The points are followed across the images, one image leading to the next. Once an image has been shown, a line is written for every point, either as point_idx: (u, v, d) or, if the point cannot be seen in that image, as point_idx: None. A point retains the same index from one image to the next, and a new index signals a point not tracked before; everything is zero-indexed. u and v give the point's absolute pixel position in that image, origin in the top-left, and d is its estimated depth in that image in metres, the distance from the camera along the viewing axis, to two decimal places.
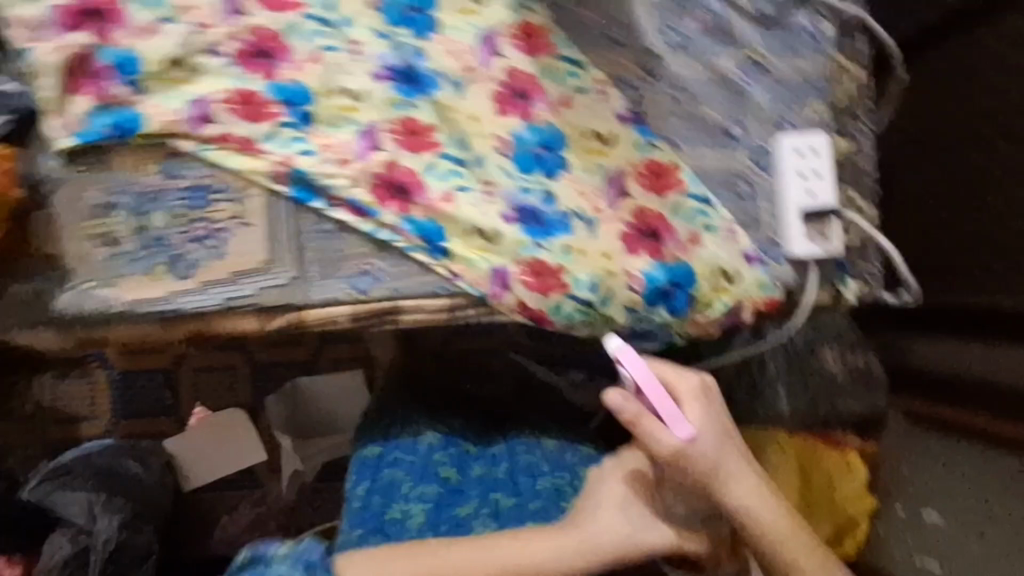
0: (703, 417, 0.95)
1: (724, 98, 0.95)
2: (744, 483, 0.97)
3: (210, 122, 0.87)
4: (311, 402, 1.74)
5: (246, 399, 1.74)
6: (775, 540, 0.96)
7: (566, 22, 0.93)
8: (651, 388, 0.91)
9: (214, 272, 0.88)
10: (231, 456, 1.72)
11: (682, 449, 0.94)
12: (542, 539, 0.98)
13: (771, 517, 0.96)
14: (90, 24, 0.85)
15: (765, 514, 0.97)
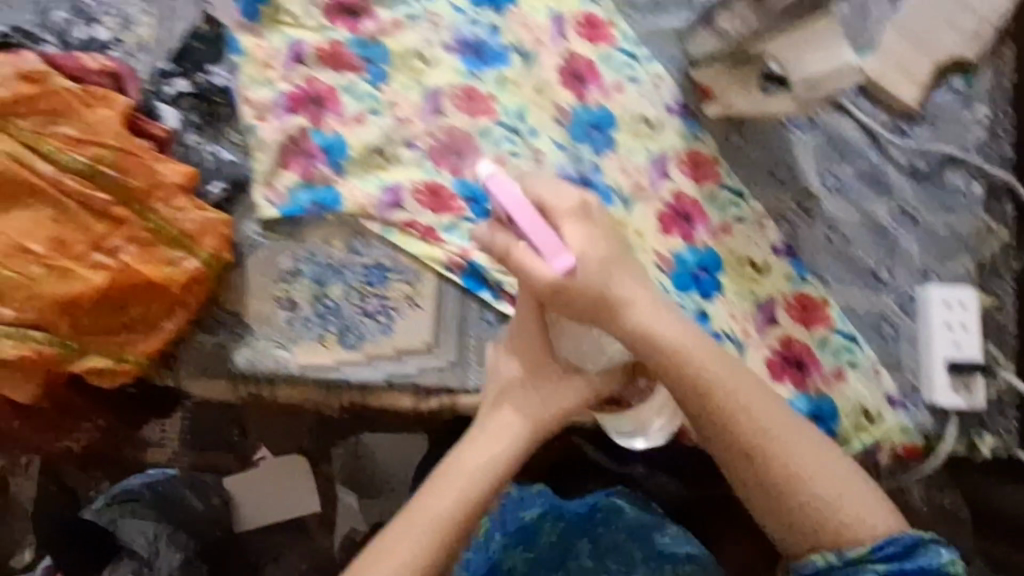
0: (634, 289, 0.77)
1: (874, 243, 0.99)
2: (667, 330, 0.77)
3: (399, 208, 0.94)
4: (374, 461, 1.26)
5: (309, 446, 1.25)
6: (771, 430, 0.77)
7: (732, 155, 0.99)
8: (523, 214, 0.72)
9: (382, 347, 0.92)
10: (291, 504, 1.25)
11: (560, 285, 0.73)
12: (452, 466, 0.78)
13: (725, 387, 0.77)
14: (308, 109, 0.93)
15: (698, 359, 0.77)
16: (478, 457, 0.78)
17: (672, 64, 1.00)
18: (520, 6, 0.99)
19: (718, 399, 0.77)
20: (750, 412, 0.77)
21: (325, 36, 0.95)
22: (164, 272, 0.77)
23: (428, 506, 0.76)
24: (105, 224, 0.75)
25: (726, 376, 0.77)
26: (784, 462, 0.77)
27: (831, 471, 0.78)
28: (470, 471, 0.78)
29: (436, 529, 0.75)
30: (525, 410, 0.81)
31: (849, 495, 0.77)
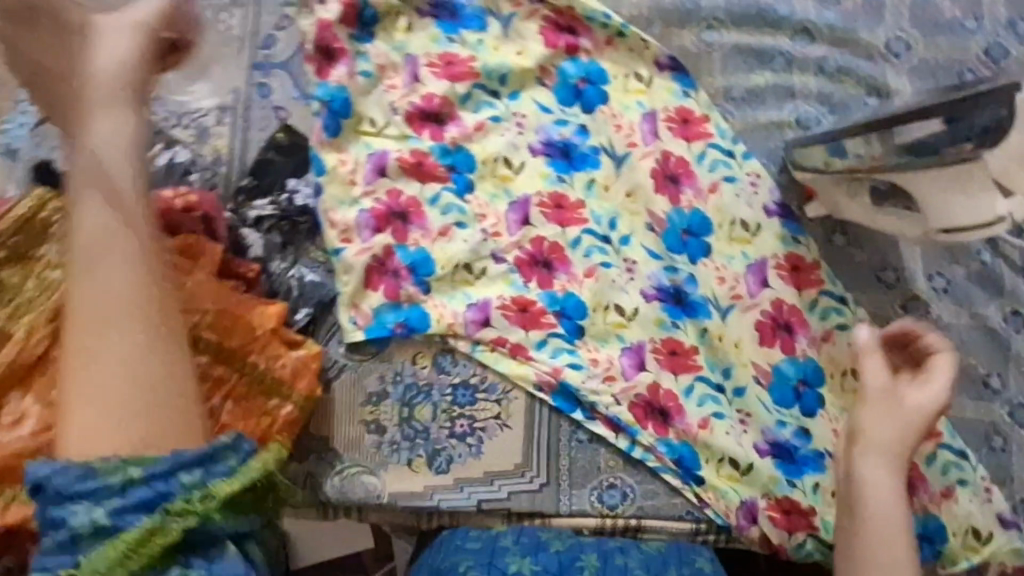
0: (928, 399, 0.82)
1: (988, 349, 0.92)
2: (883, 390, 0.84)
3: (487, 326, 0.90)
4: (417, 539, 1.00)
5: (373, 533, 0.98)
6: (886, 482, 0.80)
7: (834, 259, 0.93)
8: None
9: (472, 470, 0.90)
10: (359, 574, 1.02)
11: None
12: (111, 245, 0.69)
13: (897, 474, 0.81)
14: (393, 225, 0.90)
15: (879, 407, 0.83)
16: (124, 234, 0.69)
17: (770, 161, 0.94)
18: (609, 103, 0.94)
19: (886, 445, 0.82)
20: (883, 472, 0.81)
21: (409, 145, 0.91)
22: (260, 424, 0.76)
23: (82, 287, 0.67)
24: (207, 386, 0.75)
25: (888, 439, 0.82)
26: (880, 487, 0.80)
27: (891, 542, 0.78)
28: (101, 241, 0.69)
29: (116, 307, 0.67)
30: (95, 163, 0.70)
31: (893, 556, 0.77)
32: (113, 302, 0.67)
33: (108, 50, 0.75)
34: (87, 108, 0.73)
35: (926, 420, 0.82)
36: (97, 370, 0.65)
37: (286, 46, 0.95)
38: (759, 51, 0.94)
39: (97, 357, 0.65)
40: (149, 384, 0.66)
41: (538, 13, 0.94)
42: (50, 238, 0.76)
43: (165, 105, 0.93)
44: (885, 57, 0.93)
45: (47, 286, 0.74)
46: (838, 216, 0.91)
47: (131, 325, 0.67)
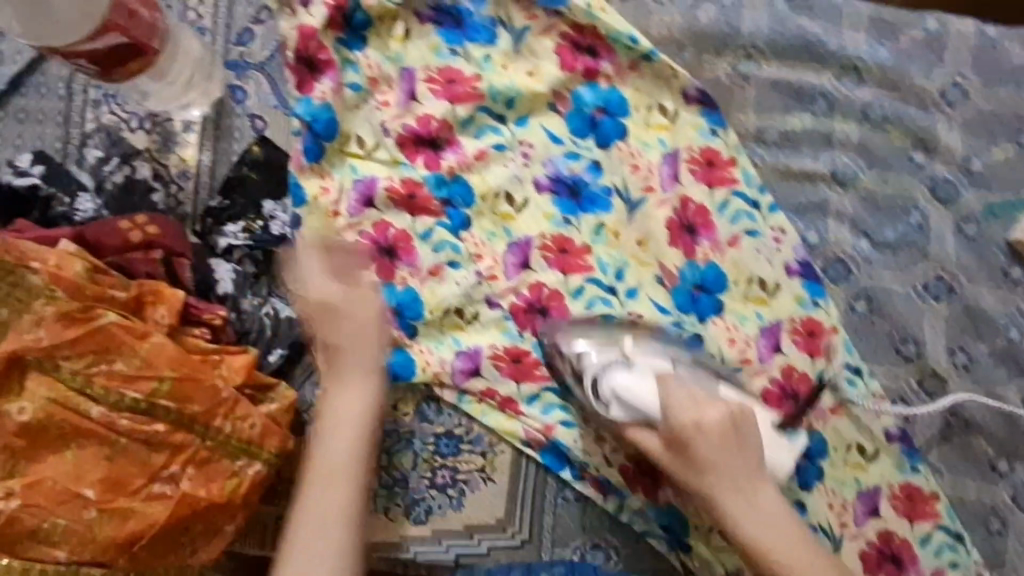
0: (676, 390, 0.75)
1: (999, 430, 0.85)
2: (728, 483, 0.73)
3: (476, 376, 0.84)
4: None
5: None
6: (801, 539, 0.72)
7: (855, 327, 0.86)
8: None
9: (451, 522, 0.86)
10: None
11: None
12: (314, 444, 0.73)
13: (753, 529, 0.72)
14: (378, 262, 0.82)
15: (751, 511, 0.73)
16: (347, 437, 0.73)
17: (799, 215, 0.85)
18: (627, 139, 0.84)
19: (772, 523, 0.72)
20: (782, 532, 0.72)
21: (400, 173, 0.82)
22: (224, 488, 0.70)
23: (310, 509, 0.71)
24: (165, 453, 0.68)
25: (773, 510, 0.73)
26: (794, 561, 0.71)
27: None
28: (343, 415, 0.74)
29: (328, 526, 0.70)
30: (353, 344, 0.75)
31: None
32: (334, 470, 0.72)
33: (338, 264, 0.78)
34: (339, 294, 0.76)
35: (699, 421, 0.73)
36: (313, 555, 0.69)
37: (264, 44, 0.84)
38: (799, 89, 0.84)
39: (320, 555, 0.69)
40: (328, 524, 0.70)
41: (556, 28, 0.84)
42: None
43: (123, 104, 0.82)
44: (938, 106, 0.84)
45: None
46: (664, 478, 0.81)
47: (340, 526, 0.71)
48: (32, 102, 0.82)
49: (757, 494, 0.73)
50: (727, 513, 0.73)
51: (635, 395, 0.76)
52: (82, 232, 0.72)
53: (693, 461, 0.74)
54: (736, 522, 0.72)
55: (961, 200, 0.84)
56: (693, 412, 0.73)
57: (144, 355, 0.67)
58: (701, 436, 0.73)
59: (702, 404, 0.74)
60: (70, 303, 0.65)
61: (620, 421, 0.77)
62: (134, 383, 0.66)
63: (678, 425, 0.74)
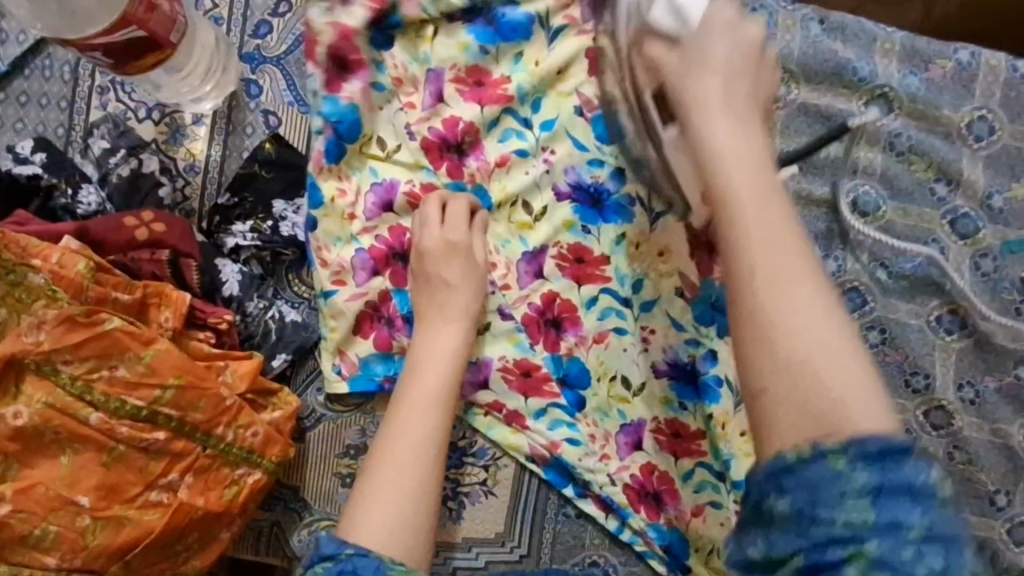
0: (707, 79, 0.54)
1: (1003, 467, 0.84)
2: (716, 55, 0.54)
3: (485, 389, 0.83)
4: None
5: None
6: (786, 228, 0.47)
7: (866, 357, 0.85)
8: None
9: (449, 535, 0.84)
10: None
11: None
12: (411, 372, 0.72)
13: (742, 172, 0.49)
14: (392, 266, 0.79)
15: (739, 170, 0.49)
16: (445, 371, 0.72)
17: (815, 241, 0.85)
18: None
19: (766, 195, 0.48)
20: (777, 237, 0.47)
21: (421, 176, 0.81)
22: (223, 496, 0.68)
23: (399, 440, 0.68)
24: (164, 461, 0.65)
25: (754, 183, 0.48)
26: (803, 322, 0.44)
27: (851, 383, 0.43)
28: (440, 351, 0.73)
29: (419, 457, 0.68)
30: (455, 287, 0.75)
31: (852, 395, 0.43)
32: (428, 398, 0.71)
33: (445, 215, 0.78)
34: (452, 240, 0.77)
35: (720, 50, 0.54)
36: (403, 470, 0.66)
37: (282, 37, 0.82)
38: (827, 114, 0.84)
39: (403, 479, 0.66)
40: (416, 454, 0.68)
41: (589, 37, 0.81)
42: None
43: (130, 91, 0.80)
44: (963, 139, 0.83)
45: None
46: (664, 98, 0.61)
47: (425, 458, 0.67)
48: (36, 83, 0.80)
49: (747, 120, 0.52)
50: (702, 127, 0.52)
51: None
52: (85, 226, 0.69)
53: (681, 100, 0.54)
54: (722, 183, 0.49)
55: (979, 235, 0.84)
56: (707, 38, 0.55)
57: (149, 361, 0.64)
58: (716, 81, 0.53)
59: (736, 29, 0.55)
60: (74, 305, 0.63)
61: (660, 16, 0.59)
62: (136, 390, 0.64)
63: (686, 57, 0.55)
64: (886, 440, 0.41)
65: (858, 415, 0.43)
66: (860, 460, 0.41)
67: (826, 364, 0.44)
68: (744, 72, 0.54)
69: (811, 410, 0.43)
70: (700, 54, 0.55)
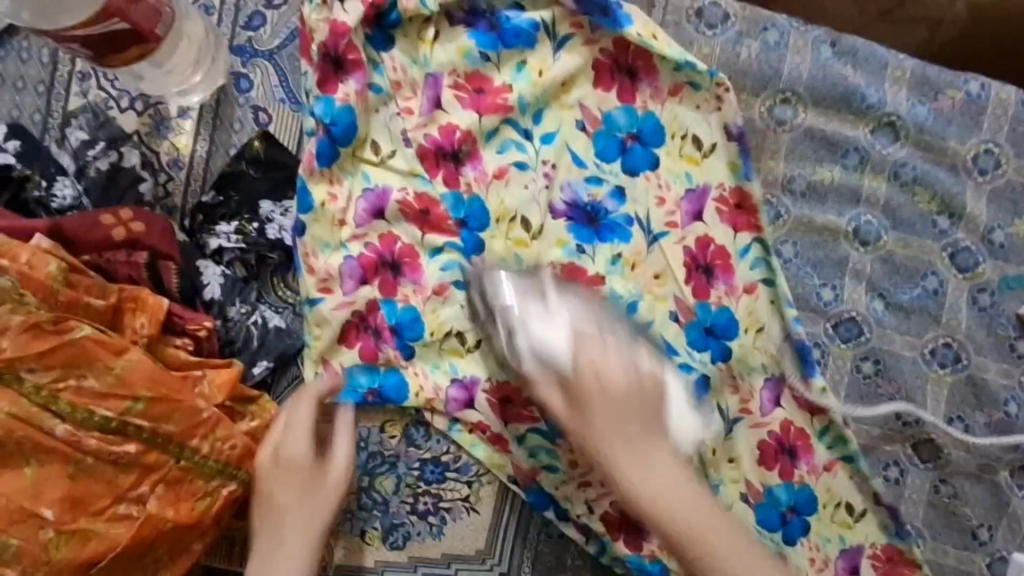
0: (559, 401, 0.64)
1: (987, 501, 0.83)
2: (590, 314, 0.66)
3: (470, 408, 0.80)
4: None
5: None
6: (637, 405, 0.61)
7: (859, 388, 0.84)
8: None
9: (428, 550, 0.82)
10: None
11: None
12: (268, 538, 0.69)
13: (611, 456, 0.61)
14: (382, 276, 0.77)
15: (626, 406, 0.61)
16: (299, 497, 0.69)
17: (815, 268, 0.83)
18: (657, 169, 0.81)
19: (655, 420, 0.62)
20: (656, 470, 0.60)
21: (416, 184, 0.78)
22: (195, 508, 0.66)
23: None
24: (134, 474, 0.63)
25: (639, 423, 0.61)
26: (651, 495, 0.59)
27: (742, 547, 0.59)
28: (291, 480, 0.69)
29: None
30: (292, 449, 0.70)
31: (740, 554, 0.58)
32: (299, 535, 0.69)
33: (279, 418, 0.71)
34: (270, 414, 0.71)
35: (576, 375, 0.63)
36: None
37: (275, 31, 0.79)
38: (833, 140, 0.83)
39: None
40: None
41: (599, 44, 0.80)
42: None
43: (112, 79, 0.76)
44: (968, 172, 0.82)
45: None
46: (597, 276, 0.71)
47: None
48: (10, 65, 0.76)
49: (607, 360, 0.63)
50: (628, 479, 0.60)
51: (546, 343, 0.64)
52: (58, 223, 0.66)
53: (564, 417, 0.64)
54: (635, 495, 0.60)
55: (979, 270, 0.83)
56: (585, 339, 0.64)
57: (121, 372, 0.61)
58: (599, 347, 0.63)
59: (588, 297, 0.69)
60: (41, 310, 0.59)
61: (531, 373, 0.66)
62: (105, 400, 0.61)
63: (578, 339, 0.64)
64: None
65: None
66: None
67: (710, 536, 0.58)
68: (590, 317, 0.66)
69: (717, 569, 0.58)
70: (578, 334, 0.64)
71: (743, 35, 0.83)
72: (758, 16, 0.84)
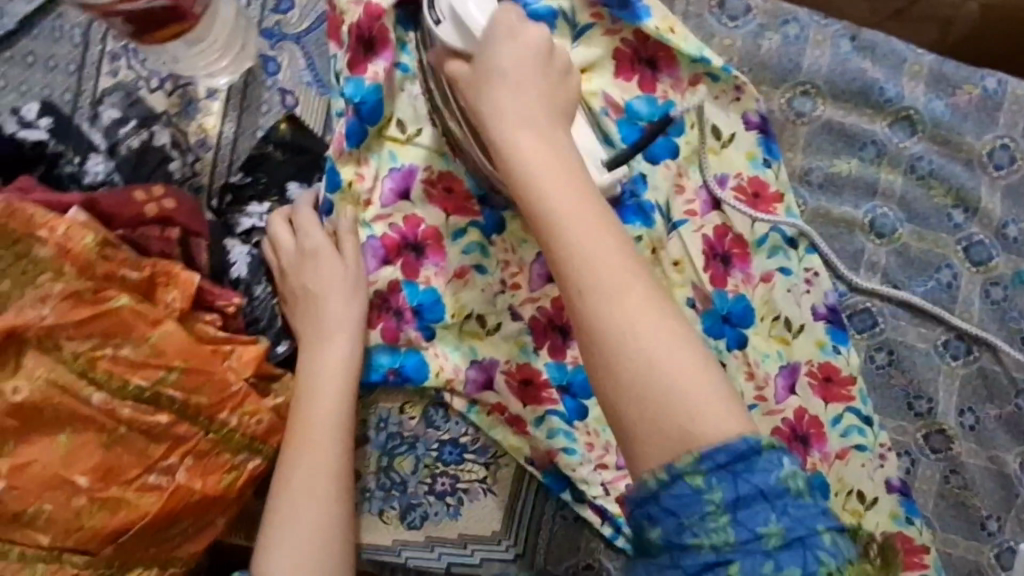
0: (524, 139, 0.58)
1: (997, 493, 0.84)
2: (526, 100, 0.59)
3: (489, 389, 0.81)
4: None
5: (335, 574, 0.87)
6: (611, 225, 0.54)
7: (872, 378, 0.85)
8: None
9: (447, 531, 0.83)
10: None
11: None
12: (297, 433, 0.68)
13: (566, 216, 0.54)
14: (404, 257, 0.79)
15: (566, 180, 0.55)
16: (338, 356, 0.70)
17: (831, 259, 0.84)
18: (677, 158, 0.82)
19: (576, 176, 0.56)
20: (602, 244, 0.52)
21: (440, 165, 0.79)
22: (222, 481, 0.67)
23: (298, 485, 0.67)
24: (164, 444, 0.64)
25: (575, 194, 0.54)
26: (612, 290, 0.51)
27: (689, 359, 0.50)
28: (331, 367, 0.70)
29: (313, 492, 0.67)
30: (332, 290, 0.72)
31: (674, 354, 0.50)
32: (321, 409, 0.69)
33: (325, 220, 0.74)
34: (320, 251, 0.72)
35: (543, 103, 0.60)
36: (316, 477, 0.67)
37: (304, 14, 0.81)
38: (852, 133, 0.84)
39: (315, 485, 0.67)
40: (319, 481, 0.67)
41: (620, 34, 0.80)
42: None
43: (142, 60, 0.78)
44: (983, 167, 0.83)
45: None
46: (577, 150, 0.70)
47: (336, 461, 0.68)
48: (43, 44, 0.78)
49: (567, 179, 0.55)
50: (548, 202, 0.54)
51: (465, 14, 0.63)
52: (94, 198, 0.66)
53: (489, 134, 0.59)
54: (569, 244, 0.53)
55: (992, 263, 0.84)
56: (497, 44, 0.61)
57: (154, 342, 0.63)
58: (534, 69, 0.60)
59: (519, 35, 0.61)
60: (81, 281, 0.61)
61: (455, 52, 0.64)
62: (140, 370, 0.63)
63: (496, 59, 0.61)
64: (737, 449, 0.48)
65: (699, 425, 0.49)
66: (712, 470, 0.48)
67: (671, 345, 0.50)
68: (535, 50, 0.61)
69: (648, 377, 0.50)
70: (498, 17, 0.63)
71: (763, 28, 0.85)
72: (778, 10, 0.86)
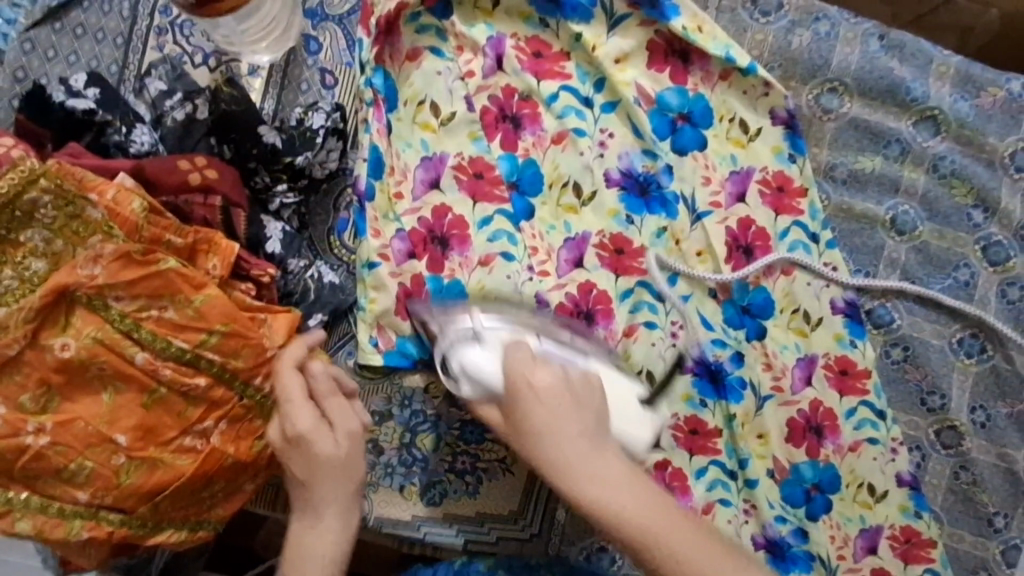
0: (530, 414, 0.55)
1: (1007, 491, 0.84)
2: (559, 421, 0.54)
3: None
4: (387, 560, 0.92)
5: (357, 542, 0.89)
6: (568, 399, 0.56)
7: (888, 373, 0.87)
8: None
9: (464, 508, 0.85)
10: None
11: None
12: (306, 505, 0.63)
13: (561, 454, 0.53)
14: (430, 252, 0.80)
15: (562, 403, 0.55)
16: (333, 508, 0.63)
17: (849, 255, 0.87)
18: (705, 150, 0.84)
19: (595, 418, 0.56)
20: (643, 500, 0.52)
21: (472, 149, 0.82)
22: (253, 447, 0.69)
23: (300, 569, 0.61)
24: (201, 407, 0.66)
25: (583, 426, 0.55)
26: (637, 514, 0.51)
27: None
28: (327, 526, 0.62)
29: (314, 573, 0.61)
30: (318, 430, 0.63)
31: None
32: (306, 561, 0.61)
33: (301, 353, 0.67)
34: (297, 418, 0.63)
35: (513, 385, 0.56)
36: None
37: None
38: (877, 130, 0.86)
39: None
40: None
41: (653, 26, 0.82)
42: (35, 219, 0.60)
43: (187, 35, 0.81)
44: (1005, 169, 0.85)
45: (22, 280, 0.60)
46: (515, 355, 0.58)
47: None
48: (93, 17, 0.81)
49: (540, 404, 0.55)
50: (600, 502, 0.52)
51: (481, 371, 0.59)
52: (141, 165, 0.69)
53: (531, 452, 0.55)
54: (621, 520, 0.51)
55: (1010, 264, 0.85)
56: (527, 367, 0.57)
57: (197, 308, 0.65)
58: (545, 369, 0.57)
59: (533, 364, 0.57)
60: (130, 243, 0.62)
61: (469, 400, 0.61)
62: (181, 332, 0.64)
63: (525, 386, 0.56)
64: None
65: None
66: None
67: None
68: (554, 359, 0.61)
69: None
70: (510, 355, 0.59)
71: (795, 24, 0.87)
72: (811, 7, 0.88)
